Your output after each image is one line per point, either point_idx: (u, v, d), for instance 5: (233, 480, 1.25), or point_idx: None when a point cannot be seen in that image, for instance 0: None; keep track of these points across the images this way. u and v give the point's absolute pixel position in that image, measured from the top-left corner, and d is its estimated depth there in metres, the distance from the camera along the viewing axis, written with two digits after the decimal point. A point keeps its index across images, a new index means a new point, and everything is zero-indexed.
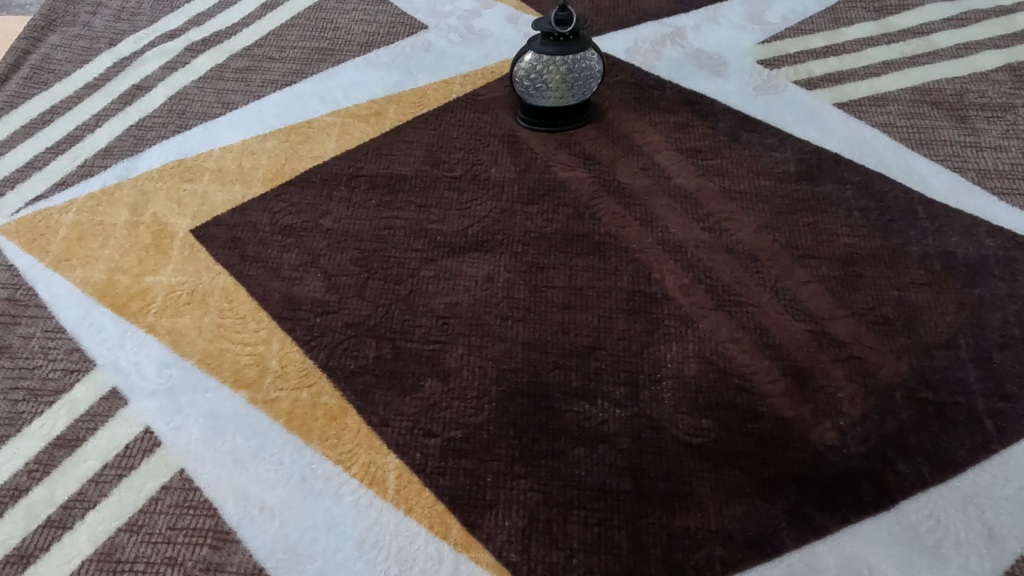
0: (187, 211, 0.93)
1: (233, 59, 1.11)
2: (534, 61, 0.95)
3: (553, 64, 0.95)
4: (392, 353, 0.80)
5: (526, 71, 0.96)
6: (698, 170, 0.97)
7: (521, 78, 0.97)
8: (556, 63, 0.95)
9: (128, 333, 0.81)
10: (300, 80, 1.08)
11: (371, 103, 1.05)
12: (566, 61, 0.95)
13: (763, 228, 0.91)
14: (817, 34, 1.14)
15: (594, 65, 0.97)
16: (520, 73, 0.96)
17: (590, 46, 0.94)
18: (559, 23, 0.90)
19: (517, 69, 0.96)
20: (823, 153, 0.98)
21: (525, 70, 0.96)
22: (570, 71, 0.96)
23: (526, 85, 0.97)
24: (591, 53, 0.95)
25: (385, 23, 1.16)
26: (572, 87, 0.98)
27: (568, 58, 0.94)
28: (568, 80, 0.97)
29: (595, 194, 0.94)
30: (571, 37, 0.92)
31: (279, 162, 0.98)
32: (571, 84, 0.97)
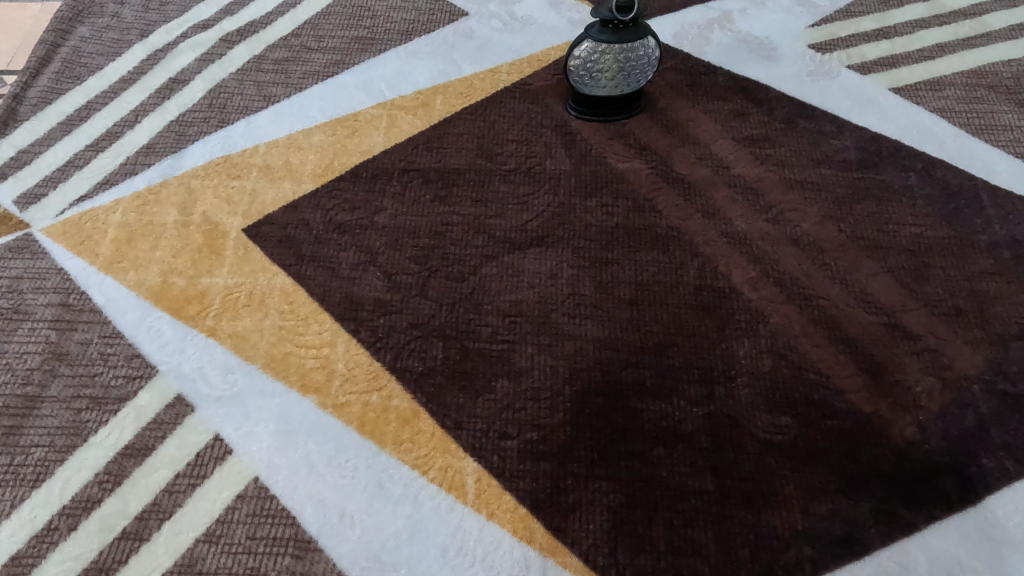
0: (237, 210, 0.90)
1: (270, 50, 1.07)
2: (592, 49, 0.91)
3: (610, 52, 0.91)
4: (461, 354, 0.79)
5: (582, 60, 0.93)
6: (757, 159, 0.95)
7: (577, 67, 0.93)
8: (612, 51, 0.91)
9: (188, 337, 0.80)
10: (342, 71, 1.05)
11: (417, 94, 1.02)
12: (623, 48, 0.91)
13: (827, 218, 0.89)
14: (867, 15, 1.12)
15: (651, 52, 0.93)
16: (575, 62, 0.93)
17: (648, 33, 0.90)
18: (618, 10, 0.87)
19: (572, 58, 0.93)
20: (882, 140, 0.96)
21: (581, 59, 0.93)
22: (626, 59, 0.92)
23: (583, 74, 0.94)
24: (649, 40, 0.92)
25: (424, 10, 1.13)
26: (627, 76, 0.95)
27: (625, 46, 0.90)
28: (624, 70, 0.94)
29: (653, 186, 0.92)
30: (630, 24, 0.88)
31: (327, 158, 0.95)
32: (626, 71, 0.94)
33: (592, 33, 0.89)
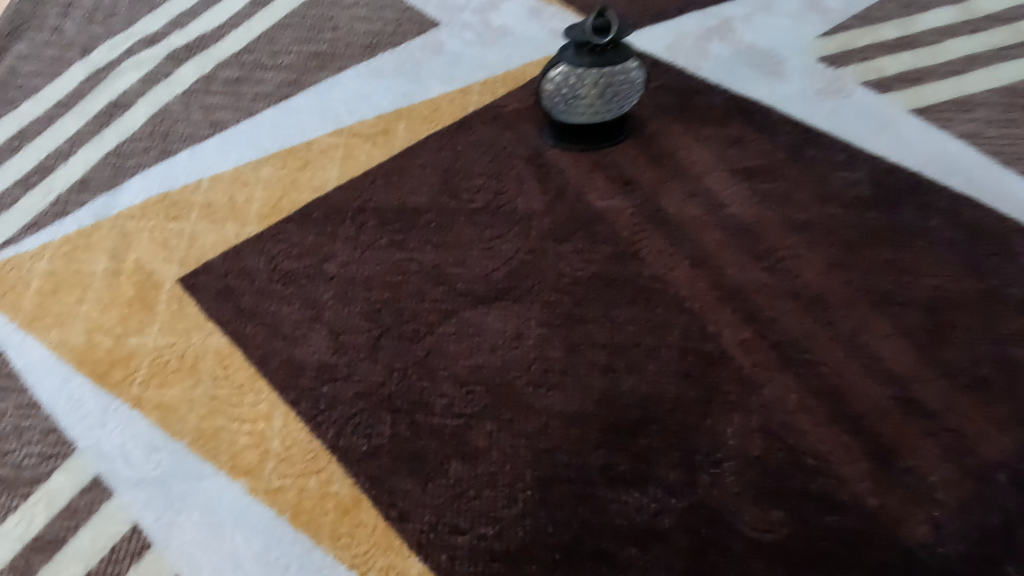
0: (174, 256, 0.82)
1: (220, 68, 0.98)
2: (567, 73, 0.79)
3: (588, 76, 0.80)
4: (411, 431, 0.70)
5: (557, 85, 0.81)
6: (755, 195, 0.84)
7: (551, 91, 0.82)
8: (591, 75, 0.80)
9: (110, 408, 0.72)
10: (297, 93, 0.95)
11: (377, 119, 0.92)
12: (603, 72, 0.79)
13: (833, 267, 0.78)
14: (887, 22, 0.99)
15: (636, 73, 0.82)
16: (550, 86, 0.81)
17: (632, 55, 0.80)
18: (595, 32, 0.76)
19: (545, 82, 0.81)
20: (900, 172, 0.85)
21: (555, 84, 0.81)
22: (607, 81, 0.81)
23: (559, 99, 0.83)
24: (633, 62, 0.81)
25: (390, 21, 1.02)
26: (609, 102, 0.84)
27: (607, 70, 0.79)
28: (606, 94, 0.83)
29: (636, 227, 0.82)
30: (609, 47, 0.77)
31: (276, 195, 0.86)
32: (608, 94, 0.83)
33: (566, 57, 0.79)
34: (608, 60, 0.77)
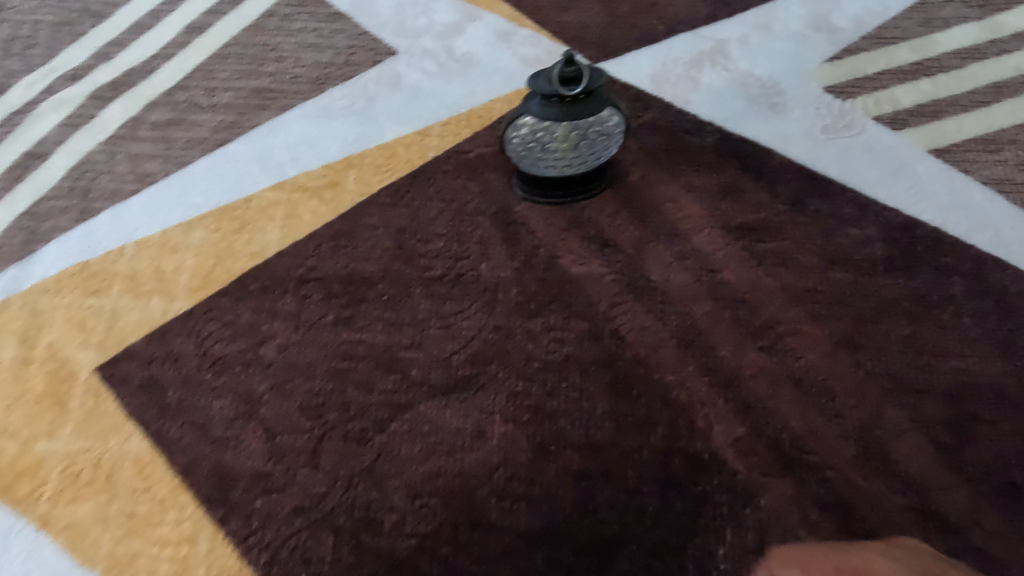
0: (91, 340, 0.72)
1: (149, 108, 0.87)
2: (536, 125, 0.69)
3: (560, 128, 0.70)
4: (354, 556, 0.61)
5: (524, 136, 0.72)
6: (752, 257, 0.73)
7: (517, 143, 0.72)
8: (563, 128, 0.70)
9: (13, 531, 0.62)
10: (235, 138, 0.84)
11: (324, 169, 0.81)
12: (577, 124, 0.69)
13: (841, 346, 0.68)
14: (902, 43, 0.87)
15: (615, 121, 0.72)
16: (518, 136, 0.71)
17: (610, 103, 0.67)
18: (563, 81, 0.64)
19: (510, 134, 0.71)
20: (918, 227, 0.74)
21: (523, 135, 0.71)
22: (581, 132, 0.72)
23: (527, 151, 0.73)
24: (612, 109, 0.69)
25: (342, 48, 0.90)
26: (583, 153, 0.75)
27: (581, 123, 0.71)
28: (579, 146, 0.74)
29: (616, 299, 0.72)
30: (582, 97, 0.65)
31: (208, 263, 0.76)
32: (580, 145, 0.74)
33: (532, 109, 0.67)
34: (580, 111, 0.65)
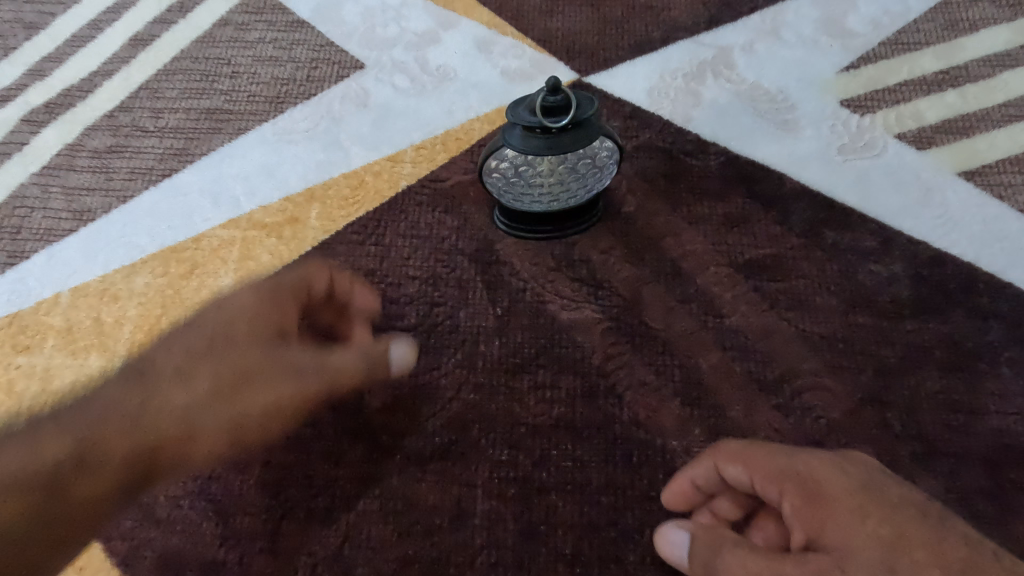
0: (19, 406, 0.62)
1: (88, 134, 0.78)
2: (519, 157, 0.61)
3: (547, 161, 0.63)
4: None
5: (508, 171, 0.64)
6: (764, 299, 0.65)
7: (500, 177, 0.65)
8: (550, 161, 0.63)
9: None
10: (184, 167, 0.75)
11: (283, 202, 0.73)
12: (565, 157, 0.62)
13: (865, 403, 0.61)
14: (925, 49, 0.79)
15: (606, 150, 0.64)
16: (500, 167, 0.63)
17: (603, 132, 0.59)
18: (547, 112, 0.55)
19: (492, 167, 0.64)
20: (948, 262, 0.66)
21: (506, 169, 0.64)
22: (570, 164, 0.65)
23: (511, 185, 0.66)
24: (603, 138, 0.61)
25: (303, 61, 0.81)
26: (572, 185, 0.67)
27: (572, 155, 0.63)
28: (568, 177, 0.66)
29: (612, 350, 0.64)
30: (569, 128, 0.56)
31: (153, 313, 0.67)
32: (571, 177, 0.66)
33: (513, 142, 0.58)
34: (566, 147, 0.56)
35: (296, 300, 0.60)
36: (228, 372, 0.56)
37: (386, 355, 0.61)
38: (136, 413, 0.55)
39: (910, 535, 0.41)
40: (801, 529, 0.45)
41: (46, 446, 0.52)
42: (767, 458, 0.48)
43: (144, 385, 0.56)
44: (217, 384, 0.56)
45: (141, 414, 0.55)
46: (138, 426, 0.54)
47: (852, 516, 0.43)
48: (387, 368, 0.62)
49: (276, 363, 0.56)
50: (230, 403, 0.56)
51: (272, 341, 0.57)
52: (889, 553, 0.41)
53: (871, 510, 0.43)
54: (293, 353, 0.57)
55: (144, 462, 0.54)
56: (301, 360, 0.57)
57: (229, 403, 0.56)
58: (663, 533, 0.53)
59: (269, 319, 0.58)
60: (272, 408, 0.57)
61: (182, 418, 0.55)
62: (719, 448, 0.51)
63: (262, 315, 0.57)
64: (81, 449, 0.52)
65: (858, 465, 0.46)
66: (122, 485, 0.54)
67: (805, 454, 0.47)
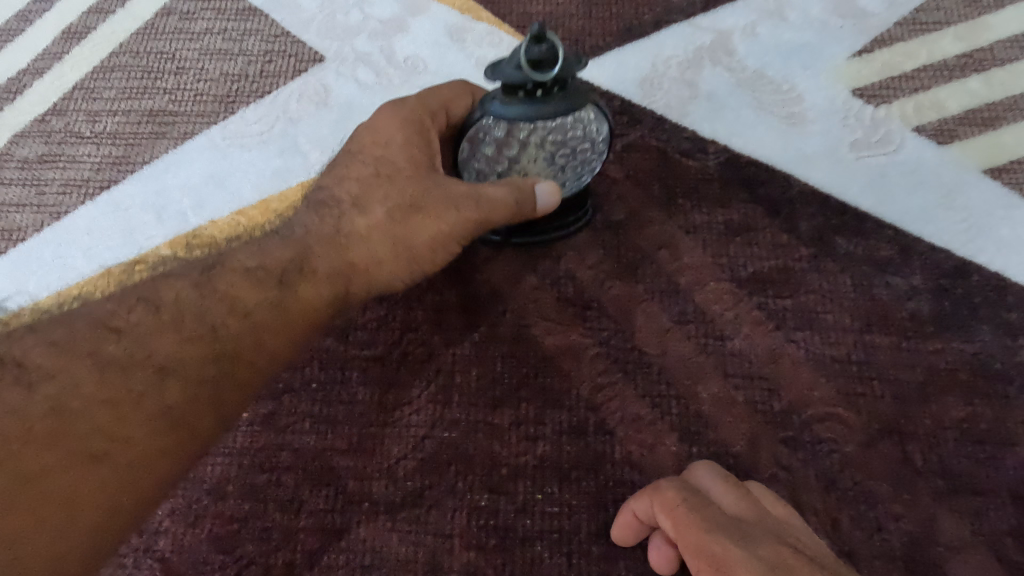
0: None
1: (17, 141, 0.70)
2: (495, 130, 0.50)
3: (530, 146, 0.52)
4: None
5: (487, 161, 0.54)
6: (771, 317, 0.59)
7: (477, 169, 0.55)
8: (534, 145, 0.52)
9: None
10: (125, 177, 0.68)
11: (235, 217, 0.65)
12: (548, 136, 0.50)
13: (884, 434, 0.55)
14: (946, 29, 0.71)
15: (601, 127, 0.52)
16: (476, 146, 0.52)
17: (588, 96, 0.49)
18: (535, 65, 0.44)
19: (466, 153, 0.53)
20: (974, 272, 0.60)
21: (485, 158, 0.54)
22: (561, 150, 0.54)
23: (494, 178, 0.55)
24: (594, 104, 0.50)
25: (256, 54, 0.73)
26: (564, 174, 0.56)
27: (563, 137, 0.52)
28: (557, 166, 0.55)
29: (603, 379, 0.57)
30: (555, 89, 0.46)
31: None
32: (564, 167, 0.55)
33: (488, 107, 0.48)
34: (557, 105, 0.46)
35: (434, 124, 0.54)
36: (398, 197, 0.51)
37: (531, 189, 0.50)
38: (334, 234, 0.51)
39: None
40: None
41: (271, 250, 0.50)
42: (693, 528, 0.46)
43: (332, 212, 0.52)
44: (391, 211, 0.51)
45: (334, 234, 0.51)
46: (331, 243, 0.51)
47: None
48: (533, 204, 0.51)
49: (436, 186, 0.51)
50: (402, 226, 0.51)
51: (426, 173, 0.51)
52: None
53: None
54: (458, 186, 0.50)
55: (343, 280, 0.51)
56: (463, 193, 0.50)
57: (393, 236, 0.51)
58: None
59: (425, 148, 0.53)
60: (441, 238, 0.51)
61: (366, 278, 0.52)
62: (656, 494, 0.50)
63: (415, 144, 0.52)
64: (300, 253, 0.50)
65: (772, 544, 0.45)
66: (320, 322, 0.50)
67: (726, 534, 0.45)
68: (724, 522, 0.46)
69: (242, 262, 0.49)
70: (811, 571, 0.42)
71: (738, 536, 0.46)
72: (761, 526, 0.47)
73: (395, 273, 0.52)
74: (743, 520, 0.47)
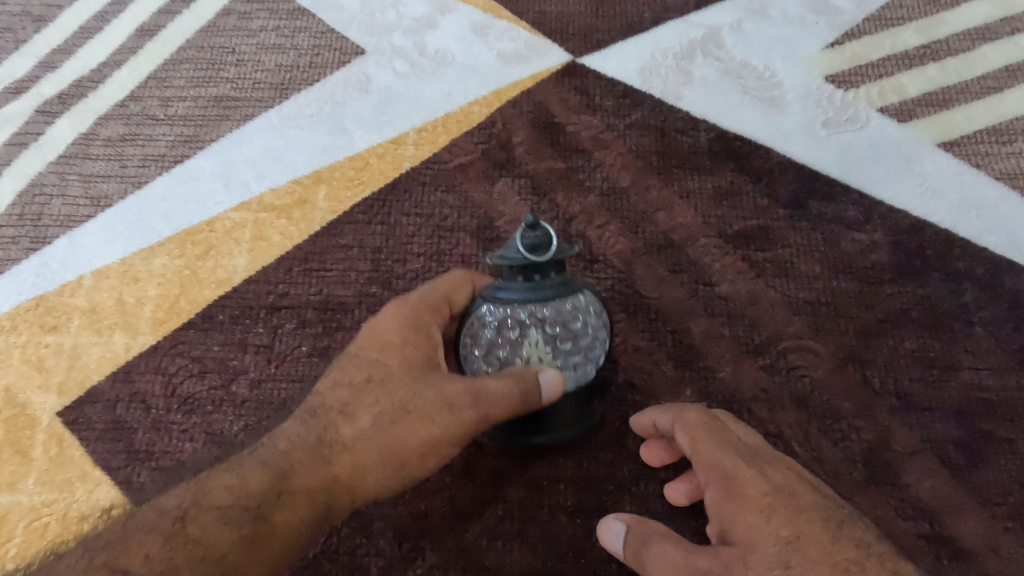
0: (51, 381, 0.68)
1: (101, 123, 0.81)
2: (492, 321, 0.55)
3: (529, 332, 0.55)
4: None
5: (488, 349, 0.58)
6: (752, 268, 0.69)
7: (478, 363, 0.58)
8: (529, 337, 0.55)
9: None
10: (195, 153, 0.78)
11: (292, 185, 0.76)
12: (542, 324, 0.54)
13: (848, 362, 0.65)
14: (908, 23, 0.81)
15: (593, 313, 0.56)
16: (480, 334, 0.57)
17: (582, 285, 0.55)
18: (532, 251, 0.51)
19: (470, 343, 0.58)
20: (927, 229, 0.69)
21: (485, 347, 0.57)
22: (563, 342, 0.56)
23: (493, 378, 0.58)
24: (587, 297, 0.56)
25: (305, 48, 0.84)
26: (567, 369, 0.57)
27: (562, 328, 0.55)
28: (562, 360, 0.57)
29: (608, 319, 0.67)
30: (552, 276, 0.53)
31: (171, 293, 0.71)
32: (563, 360, 0.57)
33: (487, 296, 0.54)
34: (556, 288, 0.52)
35: (436, 318, 0.58)
36: (385, 404, 0.55)
37: (534, 376, 0.53)
38: (319, 446, 0.55)
39: (803, 535, 0.47)
40: (715, 520, 0.50)
41: (250, 475, 0.53)
42: (708, 445, 0.52)
43: (321, 423, 0.56)
44: (376, 417, 0.55)
45: (319, 445, 0.55)
46: (315, 455, 0.55)
47: (759, 518, 0.48)
48: (535, 390, 0.53)
49: (429, 391, 0.55)
50: (388, 433, 0.55)
51: (420, 373, 0.56)
52: (787, 553, 0.46)
53: (777, 513, 0.48)
54: (451, 386, 0.54)
55: (323, 497, 0.54)
56: (455, 398, 0.54)
57: (376, 443, 0.55)
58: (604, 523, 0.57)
59: (419, 344, 0.57)
60: (427, 441, 0.55)
61: (348, 486, 0.55)
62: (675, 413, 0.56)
63: (413, 342, 0.57)
64: (279, 476, 0.53)
65: (779, 469, 0.52)
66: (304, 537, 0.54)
67: (739, 453, 0.52)
68: (734, 442, 0.53)
69: (216, 496, 0.52)
70: (809, 494, 0.50)
71: (750, 459, 0.52)
72: (773, 456, 0.53)
73: (382, 478, 0.55)
74: (756, 448, 0.54)
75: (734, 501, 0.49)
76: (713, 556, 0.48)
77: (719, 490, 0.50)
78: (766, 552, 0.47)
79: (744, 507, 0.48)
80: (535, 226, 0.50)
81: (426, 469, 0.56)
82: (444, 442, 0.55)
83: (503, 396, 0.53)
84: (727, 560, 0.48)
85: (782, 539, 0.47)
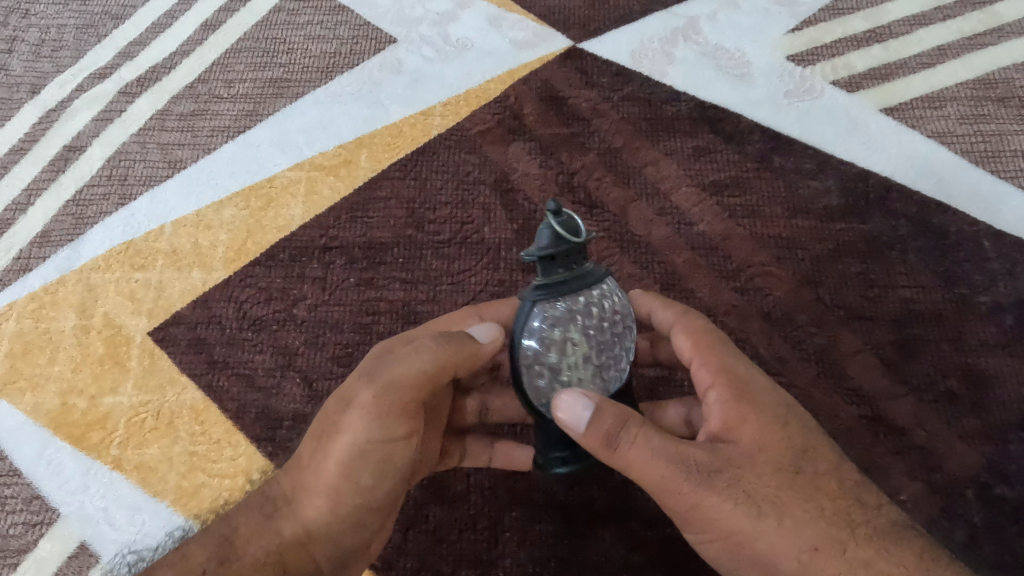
0: (142, 308, 0.82)
1: (174, 101, 0.95)
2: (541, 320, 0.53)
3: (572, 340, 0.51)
4: None
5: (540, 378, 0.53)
6: (725, 211, 0.83)
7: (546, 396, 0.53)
8: (574, 341, 0.51)
9: (90, 472, 0.74)
10: (256, 124, 0.93)
11: (339, 149, 0.90)
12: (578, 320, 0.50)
13: (804, 284, 0.78)
14: (857, 12, 0.96)
15: (621, 295, 0.54)
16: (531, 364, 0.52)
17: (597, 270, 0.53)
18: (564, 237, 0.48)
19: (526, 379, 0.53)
20: (871, 178, 0.83)
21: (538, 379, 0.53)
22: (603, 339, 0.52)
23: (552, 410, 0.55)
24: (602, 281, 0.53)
25: (346, 38, 0.98)
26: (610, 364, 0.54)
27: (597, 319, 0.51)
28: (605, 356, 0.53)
29: (606, 252, 0.81)
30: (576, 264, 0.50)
31: (240, 237, 0.85)
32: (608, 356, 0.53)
33: (531, 302, 0.50)
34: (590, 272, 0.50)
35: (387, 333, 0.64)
36: (308, 432, 0.60)
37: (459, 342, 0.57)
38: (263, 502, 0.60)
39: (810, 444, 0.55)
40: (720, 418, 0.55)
41: (190, 551, 0.57)
42: (720, 357, 0.58)
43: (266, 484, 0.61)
44: (301, 453, 0.59)
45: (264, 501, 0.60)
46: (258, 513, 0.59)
47: (770, 424, 0.54)
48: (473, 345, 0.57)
49: (341, 401, 0.58)
50: (311, 460, 0.58)
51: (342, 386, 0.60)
52: (799, 457, 0.54)
53: (786, 425, 0.55)
54: (360, 391, 0.57)
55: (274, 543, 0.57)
56: (359, 395, 0.56)
57: (302, 475, 0.58)
58: (562, 397, 0.51)
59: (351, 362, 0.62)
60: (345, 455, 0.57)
61: (296, 537, 0.57)
62: (685, 320, 0.61)
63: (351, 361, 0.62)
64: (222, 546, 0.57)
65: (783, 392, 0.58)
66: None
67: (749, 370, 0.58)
68: (739, 356, 0.59)
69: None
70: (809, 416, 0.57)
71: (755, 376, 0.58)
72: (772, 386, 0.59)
73: (324, 516, 0.57)
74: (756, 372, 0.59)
75: (748, 406, 0.55)
76: (721, 450, 0.53)
77: (730, 394, 0.56)
78: (773, 456, 0.53)
79: (756, 412, 0.55)
80: (558, 214, 0.48)
81: (359, 488, 0.57)
82: (367, 445, 0.56)
83: (415, 362, 0.56)
84: (732, 455, 0.53)
85: (790, 447, 0.54)
